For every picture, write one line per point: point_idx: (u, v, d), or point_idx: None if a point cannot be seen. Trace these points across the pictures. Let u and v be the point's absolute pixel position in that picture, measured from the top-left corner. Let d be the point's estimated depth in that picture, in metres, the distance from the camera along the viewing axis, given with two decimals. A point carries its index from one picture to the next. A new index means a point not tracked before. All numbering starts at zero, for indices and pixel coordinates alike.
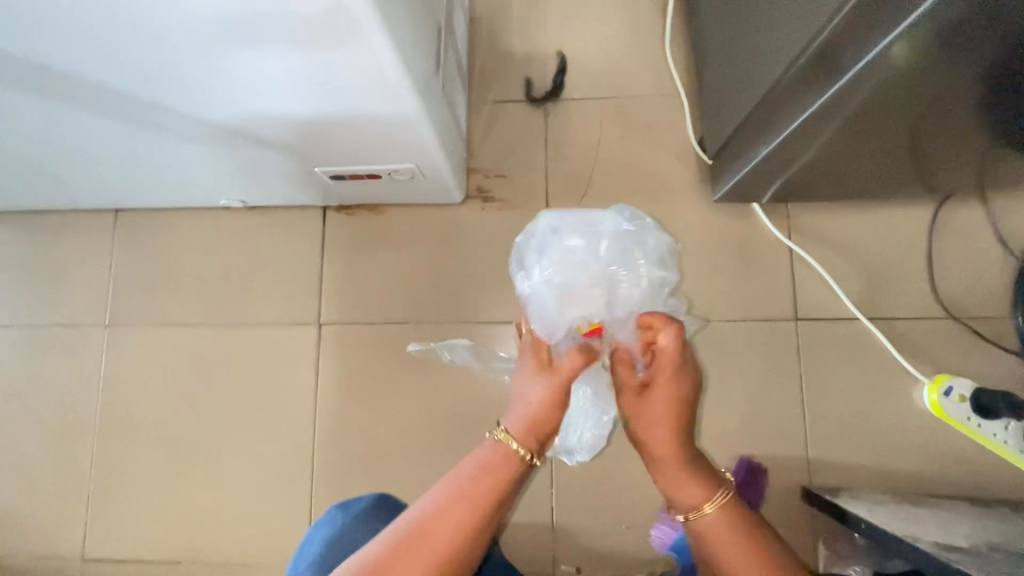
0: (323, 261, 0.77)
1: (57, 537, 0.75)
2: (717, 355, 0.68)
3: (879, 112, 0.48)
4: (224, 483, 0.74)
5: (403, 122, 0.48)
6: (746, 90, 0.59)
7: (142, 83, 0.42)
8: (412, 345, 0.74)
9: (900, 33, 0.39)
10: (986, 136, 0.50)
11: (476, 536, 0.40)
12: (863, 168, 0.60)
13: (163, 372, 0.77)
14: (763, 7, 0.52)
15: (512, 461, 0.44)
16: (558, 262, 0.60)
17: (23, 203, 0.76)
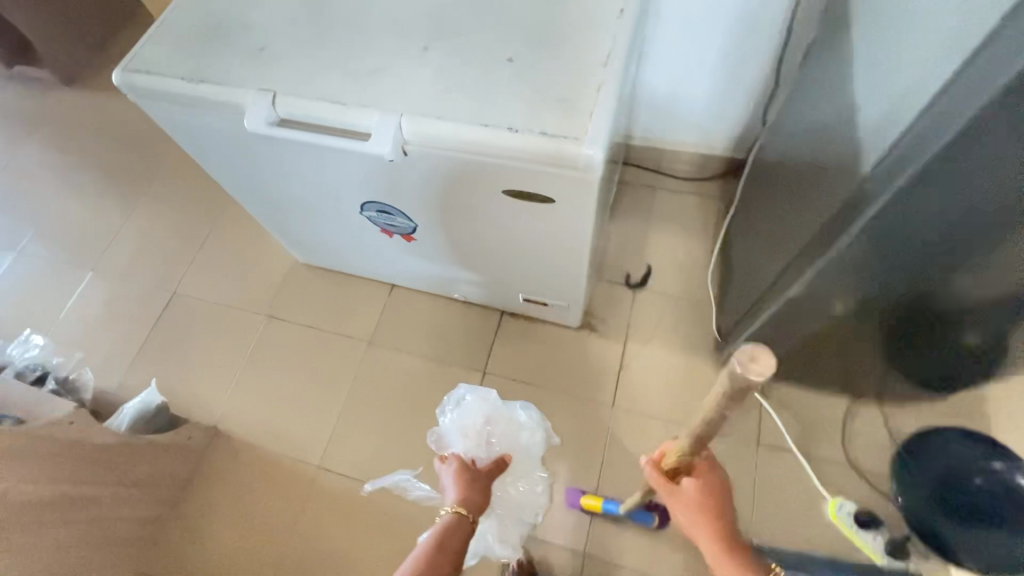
0: (493, 340, 1.35)
1: (306, 449, 1.29)
2: (709, 451, 1.18)
3: (828, 298, 0.93)
4: (407, 445, 1.28)
5: (582, 233, 0.91)
6: (761, 287, 1.09)
7: (474, 209, 0.92)
8: (533, 397, 1.28)
9: (820, 267, 0.86)
10: (893, 313, 0.94)
11: (445, 556, 0.78)
12: (823, 339, 1.06)
13: (390, 375, 1.35)
14: (776, 243, 1.04)
15: (458, 530, 0.83)
16: (486, 420, 1.04)
17: (348, 268, 1.43)
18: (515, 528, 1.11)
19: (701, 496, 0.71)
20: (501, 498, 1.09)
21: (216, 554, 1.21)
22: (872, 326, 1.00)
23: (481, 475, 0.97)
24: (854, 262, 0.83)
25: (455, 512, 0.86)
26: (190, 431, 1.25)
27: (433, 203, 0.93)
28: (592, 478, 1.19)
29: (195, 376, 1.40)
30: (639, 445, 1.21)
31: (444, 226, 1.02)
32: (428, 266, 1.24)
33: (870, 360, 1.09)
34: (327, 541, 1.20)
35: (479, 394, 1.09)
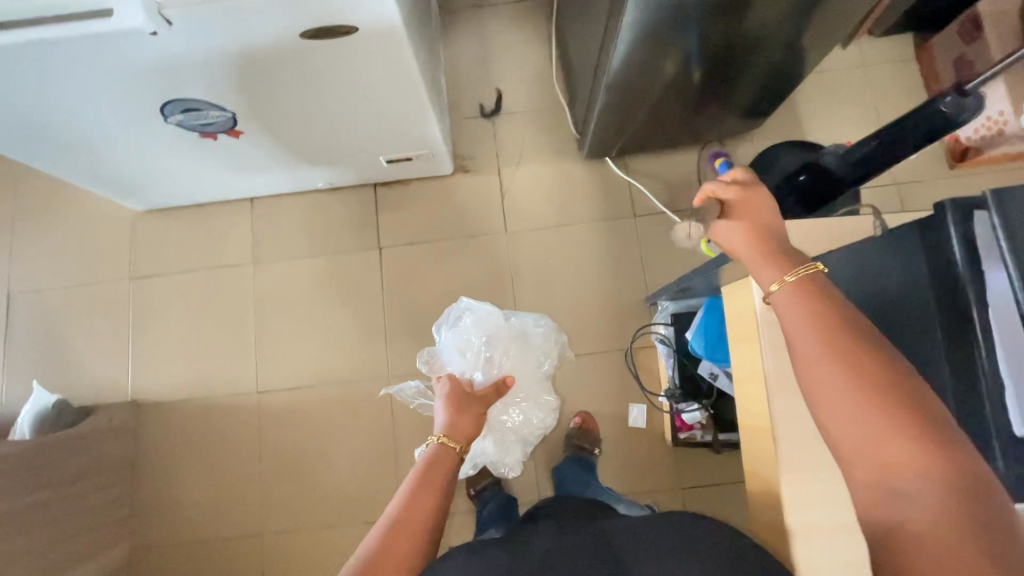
0: (377, 215, 1.34)
1: (239, 382, 1.28)
2: (599, 238, 1.31)
3: (647, 60, 0.99)
4: (334, 339, 1.30)
5: (406, 66, 0.87)
6: (593, 73, 1.14)
7: (283, 74, 0.84)
8: (435, 253, 1.32)
9: (630, 29, 0.90)
10: (705, 58, 1.03)
11: (434, 497, 0.71)
12: (659, 104, 1.15)
13: (290, 284, 1.32)
14: (593, 22, 1.06)
15: (447, 458, 0.81)
16: (487, 338, 1.09)
17: (193, 196, 1.30)
18: (517, 448, 1.15)
19: (740, 203, 0.60)
20: (499, 423, 1.12)
21: (196, 505, 1.23)
22: (694, 75, 1.08)
23: (471, 401, 0.97)
24: (654, 16, 0.87)
25: (440, 442, 0.84)
26: (109, 414, 1.20)
27: (238, 81, 0.84)
28: (509, 298, 1.30)
29: (87, 365, 1.30)
30: (540, 256, 1.31)
31: (265, 107, 0.94)
32: (275, 159, 1.16)
33: (700, 107, 1.21)
34: (296, 446, 1.25)
35: (478, 310, 1.13)
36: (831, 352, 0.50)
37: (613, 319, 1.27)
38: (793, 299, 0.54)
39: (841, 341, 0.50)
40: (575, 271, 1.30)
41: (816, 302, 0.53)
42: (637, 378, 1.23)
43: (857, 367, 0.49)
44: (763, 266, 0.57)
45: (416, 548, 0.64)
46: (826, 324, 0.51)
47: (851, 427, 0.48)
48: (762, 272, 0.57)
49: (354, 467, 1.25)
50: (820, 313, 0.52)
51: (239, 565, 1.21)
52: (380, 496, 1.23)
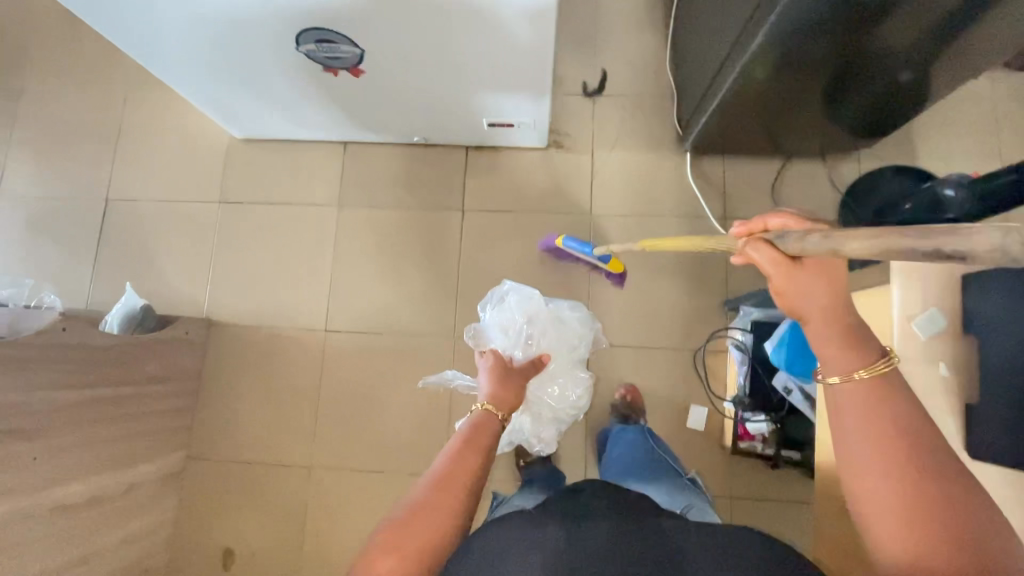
0: (464, 178, 1.34)
1: (309, 318, 1.31)
2: (684, 234, 1.28)
3: (772, 64, 0.97)
4: (404, 292, 1.31)
5: (544, 32, 0.86)
6: (709, 71, 1.11)
7: (420, 26, 0.85)
8: (515, 223, 1.32)
9: (766, 33, 0.88)
10: (831, 70, 0.99)
11: (482, 456, 0.72)
12: (771, 108, 1.12)
13: (371, 232, 1.34)
14: (720, 21, 1.04)
15: (494, 424, 0.81)
16: (526, 317, 1.10)
17: (293, 132, 1.33)
18: (554, 426, 1.13)
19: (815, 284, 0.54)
20: (537, 399, 1.10)
21: (252, 427, 1.27)
22: (814, 85, 1.04)
23: (511, 374, 0.95)
24: (796, 22, 0.84)
25: (484, 408, 0.83)
26: (185, 325, 1.24)
27: (377, 27, 0.85)
28: (583, 281, 1.28)
29: (168, 277, 1.36)
30: (620, 243, 1.29)
31: (391, 56, 0.94)
32: (381, 107, 1.17)
33: (811, 119, 1.17)
34: (353, 389, 1.27)
35: (517, 292, 1.14)
36: (883, 454, 0.48)
37: (686, 318, 1.25)
38: (857, 394, 0.51)
39: (885, 427, 0.49)
40: (655, 264, 1.28)
41: (884, 408, 0.50)
42: (704, 382, 1.21)
43: (919, 472, 0.47)
44: (830, 346, 0.53)
45: (460, 504, 0.65)
46: (887, 417, 0.49)
47: (887, 520, 0.47)
48: (832, 356, 0.53)
49: (406, 419, 1.26)
50: (880, 410, 0.50)
51: (285, 493, 1.24)
52: (427, 451, 1.24)
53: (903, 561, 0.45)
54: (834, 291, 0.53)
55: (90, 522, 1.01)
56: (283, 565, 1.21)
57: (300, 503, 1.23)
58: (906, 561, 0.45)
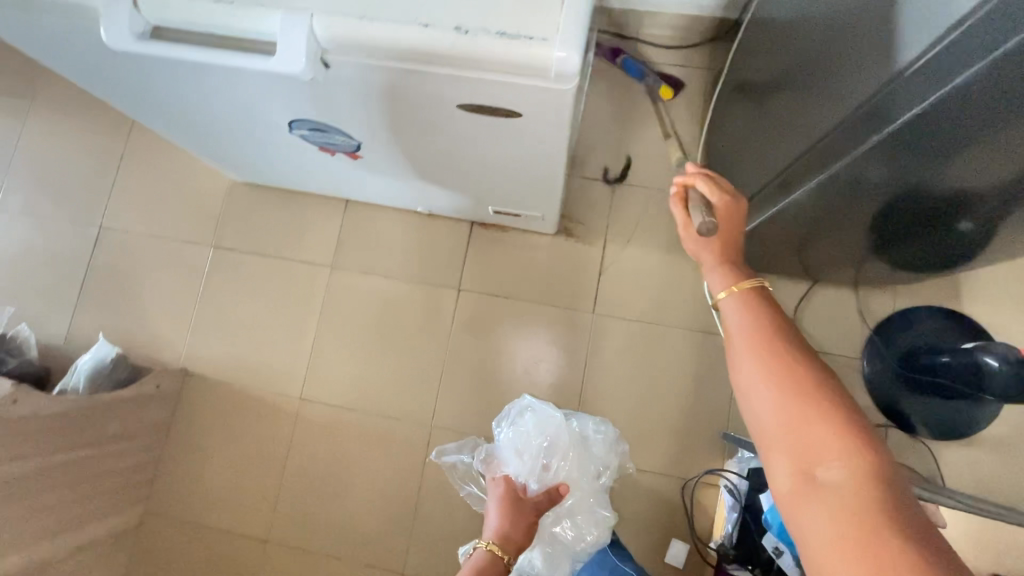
0: (466, 255, 1.27)
1: (286, 382, 1.25)
2: (690, 348, 1.18)
3: (826, 196, 0.88)
4: (387, 369, 1.24)
5: (556, 155, 0.78)
6: (753, 185, 1.03)
7: (426, 130, 0.77)
8: (511, 311, 1.24)
9: (829, 168, 0.80)
10: (884, 212, 0.90)
11: None
12: (812, 231, 1.03)
13: (361, 299, 1.27)
14: (770, 139, 0.95)
15: (495, 566, 0.86)
16: (546, 439, 1.01)
17: (295, 187, 1.28)
18: (568, 563, 1.01)
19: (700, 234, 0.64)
20: (550, 533, 1.00)
21: (214, 491, 1.22)
22: (863, 221, 0.95)
23: (523, 505, 0.94)
24: (864, 164, 0.76)
25: (489, 549, 0.87)
26: (158, 378, 1.20)
27: (379, 124, 0.78)
28: (575, 385, 1.20)
29: (152, 317, 1.32)
30: (620, 350, 1.20)
31: (394, 147, 0.87)
32: (383, 183, 1.10)
33: (850, 251, 1.07)
34: (321, 466, 1.21)
35: (539, 406, 1.06)
36: (764, 354, 0.50)
37: (679, 443, 1.15)
38: (737, 302, 0.56)
39: (768, 333, 0.52)
40: (654, 378, 1.18)
41: (760, 315, 0.54)
42: (690, 518, 1.12)
43: (792, 363, 0.49)
44: (715, 277, 0.60)
45: None
46: (767, 323, 0.53)
47: (779, 415, 0.47)
48: (714, 281, 0.60)
49: (371, 506, 1.19)
50: (758, 314, 0.54)
51: (240, 564, 1.19)
52: (388, 544, 1.17)
53: (790, 462, 0.45)
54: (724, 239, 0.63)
55: None
56: None
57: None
58: (789, 454, 0.46)
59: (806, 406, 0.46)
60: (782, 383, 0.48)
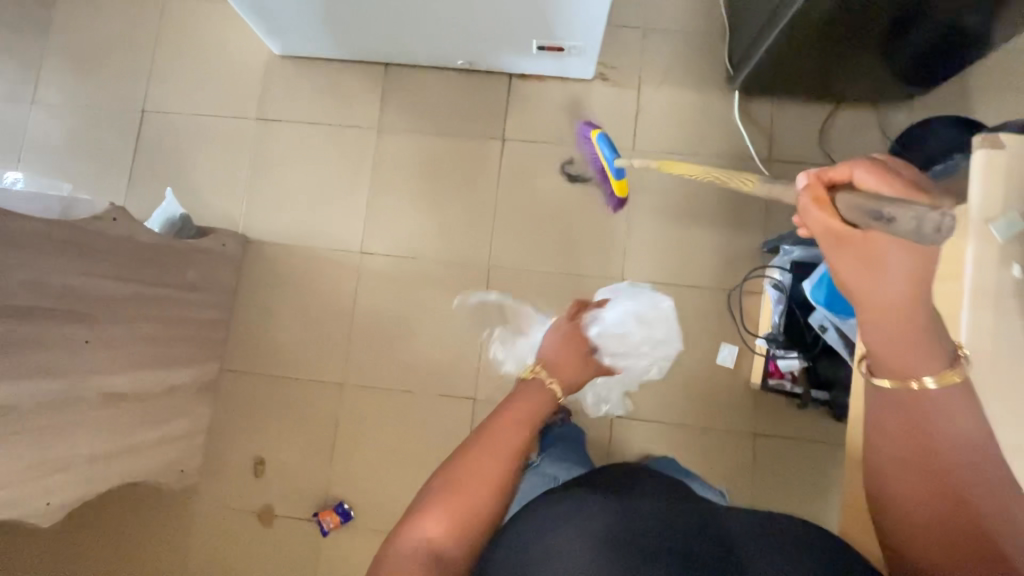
0: (507, 106, 1.32)
1: (343, 238, 1.31)
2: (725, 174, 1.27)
3: (831, 9, 0.95)
4: (440, 217, 1.30)
5: None
6: (763, 16, 1.09)
7: None
8: (555, 154, 1.30)
9: None
10: (888, 17, 0.97)
11: (522, 434, 0.68)
12: (823, 56, 1.10)
13: (409, 156, 1.32)
14: None
15: (542, 394, 0.76)
16: (638, 331, 0.97)
17: (334, 52, 1.31)
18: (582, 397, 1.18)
19: (878, 270, 0.50)
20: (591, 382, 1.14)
21: (287, 344, 1.28)
22: (869, 34, 1.02)
23: (587, 355, 0.88)
24: None
25: (531, 377, 0.79)
26: (223, 238, 1.24)
27: None
28: (621, 216, 1.27)
29: (204, 191, 1.35)
30: (661, 181, 1.28)
31: None
32: (424, 26, 1.12)
33: (864, 70, 1.14)
34: (386, 312, 1.28)
35: (666, 306, 0.99)
36: (915, 475, 0.52)
37: (722, 258, 1.25)
38: (904, 407, 0.52)
39: (922, 451, 0.52)
40: (694, 203, 1.27)
41: (924, 418, 0.52)
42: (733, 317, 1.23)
43: (947, 490, 0.51)
44: (893, 356, 0.52)
45: (482, 502, 0.62)
46: (921, 440, 0.52)
47: (928, 538, 0.51)
48: (899, 361, 0.51)
49: (439, 343, 1.26)
50: (922, 423, 0.52)
51: (319, 406, 1.26)
52: (459, 375, 1.25)
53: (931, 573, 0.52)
54: (915, 271, 0.49)
55: (134, 415, 1.04)
56: (313, 475, 1.24)
57: (331, 417, 1.26)
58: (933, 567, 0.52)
59: (958, 531, 0.50)
60: (936, 508, 0.51)
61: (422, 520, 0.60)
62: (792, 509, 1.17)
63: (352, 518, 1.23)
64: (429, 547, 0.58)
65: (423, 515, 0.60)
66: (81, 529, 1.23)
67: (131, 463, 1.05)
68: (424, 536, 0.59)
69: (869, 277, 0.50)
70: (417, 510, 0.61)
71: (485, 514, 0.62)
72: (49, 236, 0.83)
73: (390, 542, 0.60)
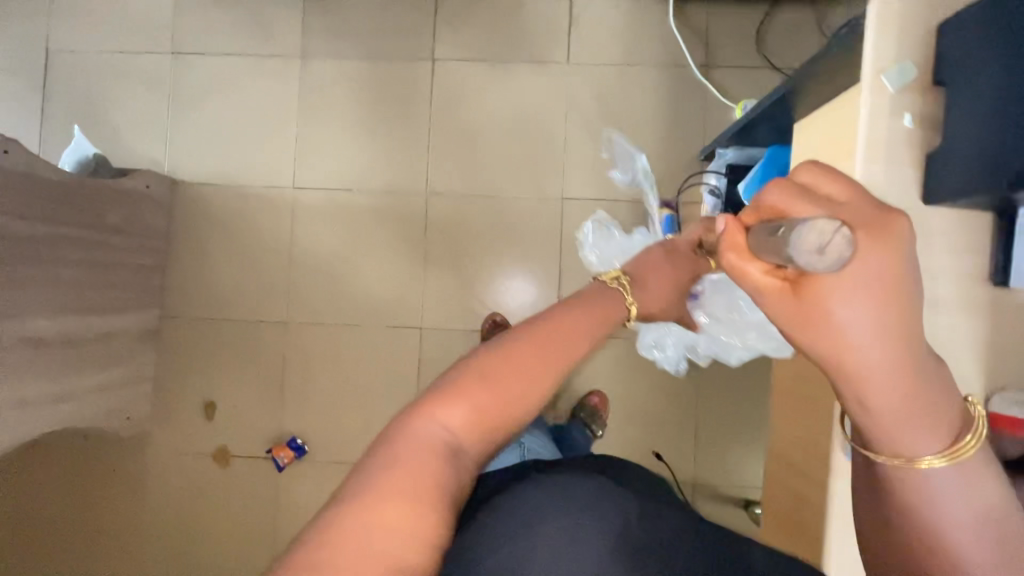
0: (435, 24, 1.25)
1: (275, 174, 1.26)
2: (663, 84, 1.23)
3: None
4: (374, 146, 1.25)
5: None
6: None
7: None
8: (489, 73, 1.25)
9: None
10: None
11: (579, 339, 0.56)
12: None
13: (337, 83, 1.26)
14: None
15: (615, 302, 0.62)
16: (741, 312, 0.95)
17: None
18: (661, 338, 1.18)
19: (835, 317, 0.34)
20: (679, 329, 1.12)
21: (226, 287, 1.26)
22: None
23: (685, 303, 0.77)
24: None
25: (603, 283, 0.65)
26: (146, 179, 1.19)
27: None
28: (560, 135, 1.24)
29: (123, 134, 1.28)
30: (598, 95, 1.24)
31: None
32: None
33: None
34: (326, 247, 1.25)
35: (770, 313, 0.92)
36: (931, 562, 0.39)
37: (662, 171, 1.23)
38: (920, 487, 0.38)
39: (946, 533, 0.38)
40: (633, 116, 1.24)
41: (946, 495, 0.38)
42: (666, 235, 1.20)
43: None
44: (893, 429, 0.37)
45: (517, 405, 0.51)
46: (946, 516, 0.38)
47: None
48: (900, 435, 0.37)
49: (382, 275, 1.24)
50: (943, 502, 0.38)
51: (266, 346, 1.25)
52: (404, 306, 1.24)
53: None
54: (887, 325, 0.33)
55: (63, 360, 1.01)
56: (265, 415, 1.24)
57: (278, 357, 1.25)
58: None
59: None
60: None
61: (443, 407, 0.50)
62: (735, 413, 1.20)
63: (309, 453, 1.23)
64: (445, 441, 0.49)
65: (449, 402, 0.50)
66: (39, 482, 1.23)
67: (68, 409, 1.04)
68: (444, 428, 0.49)
69: (834, 332, 0.34)
70: (441, 392, 0.51)
71: (512, 426, 0.52)
72: None
73: (402, 420, 0.50)
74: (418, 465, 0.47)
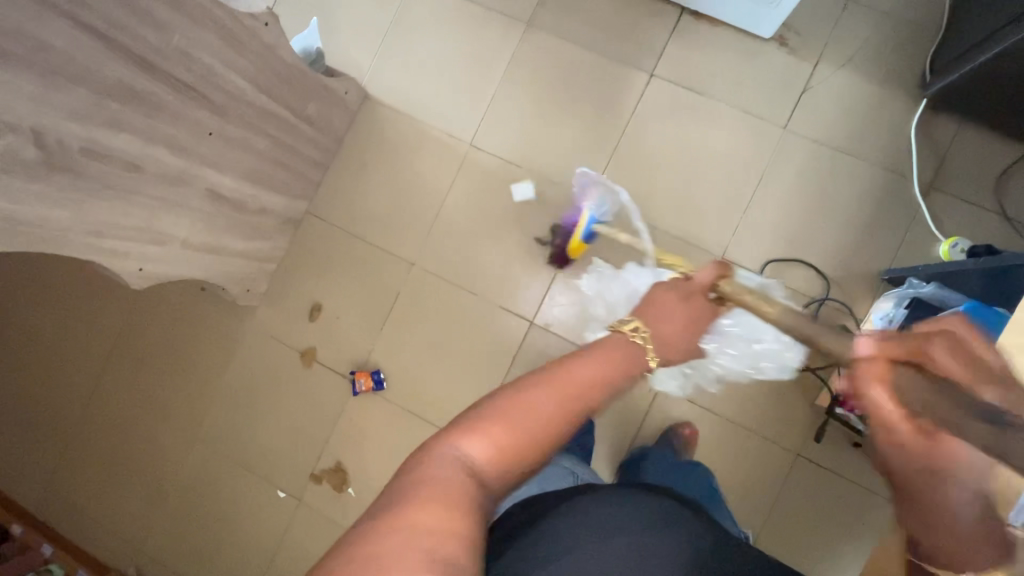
0: (666, 40, 1.22)
1: (457, 124, 1.28)
2: (872, 185, 1.15)
3: None
4: (559, 134, 1.25)
5: None
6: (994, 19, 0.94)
7: None
8: (698, 106, 1.21)
9: None
10: None
11: (601, 390, 0.58)
12: None
13: (548, 61, 1.26)
14: None
15: (635, 358, 0.64)
16: (748, 338, 1.06)
17: None
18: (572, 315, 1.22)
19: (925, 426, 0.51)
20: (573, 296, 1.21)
21: (372, 207, 1.30)
22: None
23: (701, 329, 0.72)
24: None
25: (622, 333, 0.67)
26: (348, 86, 1.24)
27: None
28: (743, 193, 1.19)
29: (341, 36, 1.34)
30: (799, 170, 1.17)
31: None
32: None
33: None
34: (477, 209, 1.26)
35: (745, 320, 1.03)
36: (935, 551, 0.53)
37: (833, 271, 1.16)
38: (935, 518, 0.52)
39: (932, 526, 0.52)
40: (827, 205, 1.16)
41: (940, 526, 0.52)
42: None
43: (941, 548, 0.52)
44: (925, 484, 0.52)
45: (552, 438, 0.53)
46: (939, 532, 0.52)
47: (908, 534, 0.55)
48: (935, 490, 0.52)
49: (515, 254, 1.25)
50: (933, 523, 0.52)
51: (384, 276, 1.29)
52: (524, 292, 1.24)
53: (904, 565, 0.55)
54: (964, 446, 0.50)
55: (227, 218, 1.08)
56: (358, 337, 1.28)
57: (391, 290, 1.28)
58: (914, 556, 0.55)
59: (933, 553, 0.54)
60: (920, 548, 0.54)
61: (467, 437, 0.50)
62: (805, 537, 1.13)
63: (384, 389, 1.27)
64: (467, 469, 0.49)
65: (465, 433, 0.50)
66: (152, 310, 1.34)
67: (212, 264, 1.11)
68: (467, 458, 0.49)
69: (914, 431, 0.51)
70: (460, 425, 0.52)
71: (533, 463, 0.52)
72: (214, 20, 0.84)
73: (420, 456, 0.50)
74: (449, 489, 0.46)
